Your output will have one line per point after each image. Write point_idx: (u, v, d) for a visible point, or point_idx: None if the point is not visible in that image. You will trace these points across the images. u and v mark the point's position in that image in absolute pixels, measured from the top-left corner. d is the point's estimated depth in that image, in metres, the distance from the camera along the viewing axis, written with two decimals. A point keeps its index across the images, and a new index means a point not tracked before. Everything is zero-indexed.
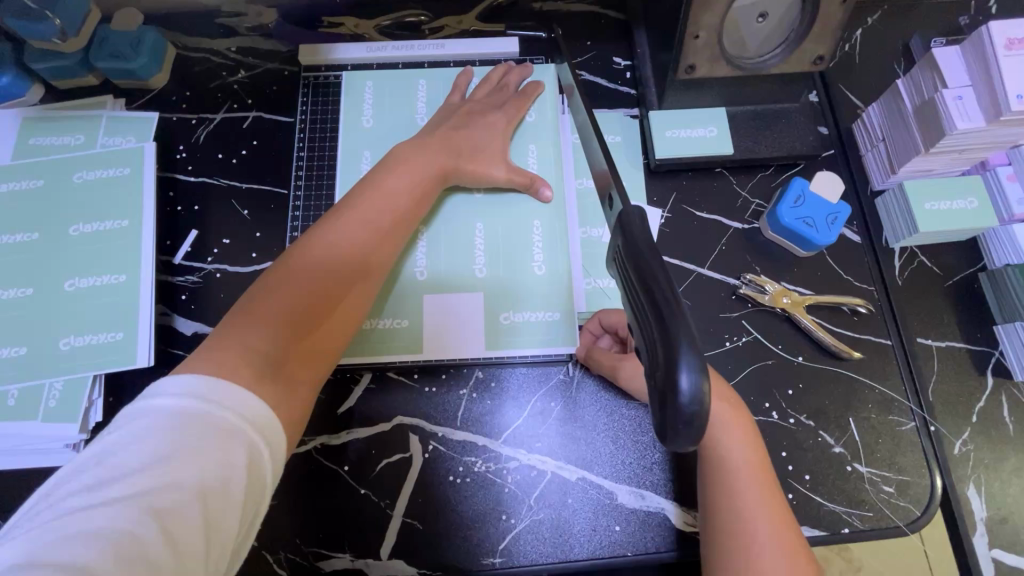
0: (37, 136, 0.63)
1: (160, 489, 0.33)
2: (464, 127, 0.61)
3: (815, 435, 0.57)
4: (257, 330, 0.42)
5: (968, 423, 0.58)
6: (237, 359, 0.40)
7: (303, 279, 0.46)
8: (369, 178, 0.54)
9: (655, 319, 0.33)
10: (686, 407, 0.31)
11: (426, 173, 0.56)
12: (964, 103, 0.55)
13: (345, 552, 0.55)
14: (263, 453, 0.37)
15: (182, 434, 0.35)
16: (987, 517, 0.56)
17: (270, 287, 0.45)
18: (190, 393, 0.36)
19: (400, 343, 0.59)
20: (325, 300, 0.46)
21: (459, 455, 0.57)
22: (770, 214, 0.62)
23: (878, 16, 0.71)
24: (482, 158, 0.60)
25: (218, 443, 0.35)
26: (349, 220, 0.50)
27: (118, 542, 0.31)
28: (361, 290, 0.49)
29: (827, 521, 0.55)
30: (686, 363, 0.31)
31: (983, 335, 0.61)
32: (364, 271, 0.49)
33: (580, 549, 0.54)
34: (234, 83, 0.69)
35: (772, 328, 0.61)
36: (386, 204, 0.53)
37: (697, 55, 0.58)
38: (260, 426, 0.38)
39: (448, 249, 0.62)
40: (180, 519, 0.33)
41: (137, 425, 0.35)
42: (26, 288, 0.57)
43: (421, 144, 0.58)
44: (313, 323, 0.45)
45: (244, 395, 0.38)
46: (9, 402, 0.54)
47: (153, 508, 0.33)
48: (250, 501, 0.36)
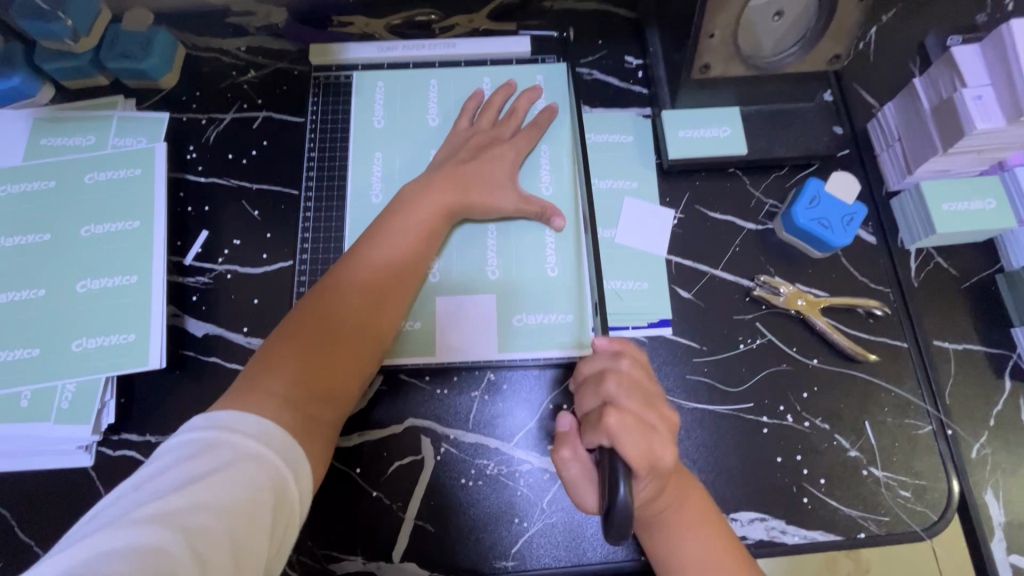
0: (47, 137, 0.62)
1: (192, 512, 0.35)
2: (471, 161, 0.60)
3: (830, 438, 0.57)
4: (281, 373, 0.45)
5: (986, 426, 0.58)
6: (263, 398, 0.43)
7: (320, 321, 0.49)
8: (380, 217, 0.56)
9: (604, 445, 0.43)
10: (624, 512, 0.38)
11: (434, 206, 0.56)
12: (984, 103, 0.54)
13: (357, 555, 0.54)
14: (289, 482, 0.40)
15: (214, 461, 0.38)
16: (1005, 521, 0.56)
17: (299, 322, 0.49)
18: (222, 424, 0.40)
19: (412, 347, 0.58)
20: (343, 340, 0.49)
21: (471, 458, 0.57)
22: (785, 215, 0.61)
23: (893, 14, 0.71)
24: (489, 189, 0.59)
25: (247, 470, 0.38)
26: (371, 256, 0.53)
27: (149, 559, 0.33)
28: (384, 323, 0.52)
29: (842, 525, 0.55)
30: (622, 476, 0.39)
31: (1000, 337, 0.60)
32: (379, 310, 0.52)
33: (593, 553, 0.54)
34: (244, 83, 0.69)
35: (786, 330, 0.60)
36: (397, 242, 0.54)
37: (712, 55, 0.58)
38: (286, 454, 0.40)
39: (458, 269, 0.61)
40: (210, 540, 0.35)
41: (175, 454, 0.38)
42: (38, 290, 0.57)
43: (428, 183, 0.58)
44: (333, 363, 0.48)
45: (271, 427, 0.41)
46: (21, 403, 0.53)
47: (185, 529, 0.34)
48: (277, 528, 0.38)
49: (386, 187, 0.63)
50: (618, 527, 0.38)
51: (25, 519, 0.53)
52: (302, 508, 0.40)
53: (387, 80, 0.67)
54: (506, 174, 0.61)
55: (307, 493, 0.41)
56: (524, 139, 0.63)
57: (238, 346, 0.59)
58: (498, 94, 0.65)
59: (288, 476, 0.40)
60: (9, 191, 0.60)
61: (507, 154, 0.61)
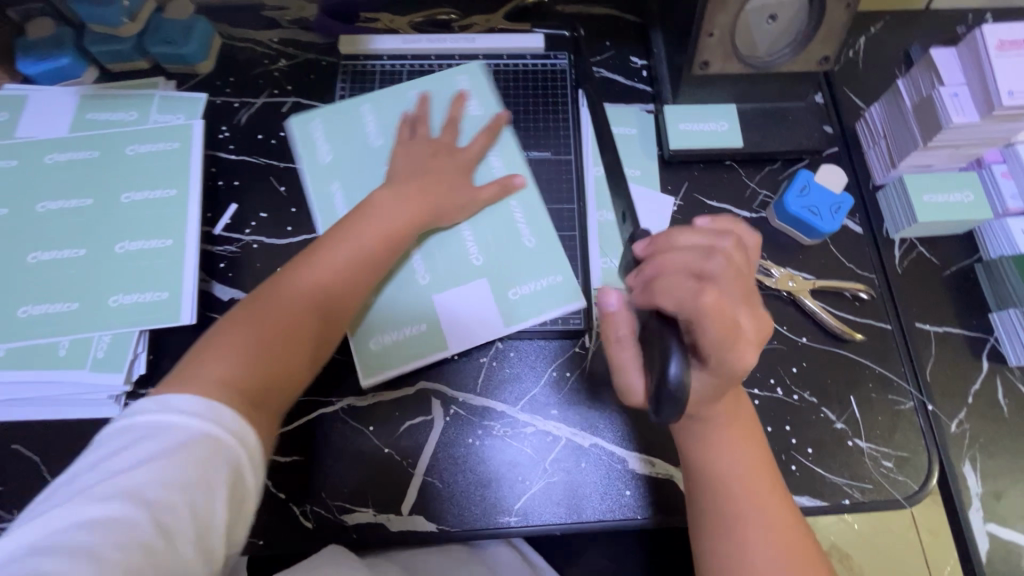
0: (93, 112, 0.67)
1: (148, 487, 0.37)
2: (437, 169, 0.63)
3: (817, 411, 0.60)
4: (226, 362, 0.46)
5: (964, 404, 0.61)
6: (202, 383, 0.44)
7: (275, 317, 0.50)
8: (336, 227, 0.58)
9: (655, 339, 0.44)
10: (676, 388, 0.39)
11: (400, 216, 0.59)
12: (959, 100, 0.59)
13: (368, 507, 0.57)
14: (241, 461, 0.40)
15: (167, 441, 0.39)
16: (982, 493, 0.59)
17: (242, 322, 0.50)
18: (169, 407, 0.40)
19: (421, 348, 0.61)
20: (294, 336, 0.51)
21: (478, 419, 0.60)
22: (777, 204, 0.66)
23: (881, 25, 0.76)
24: (456, 198, 0.62)
25: (200, 449, 0.39)
26: (322, 260, 0.55)
27: (112, 530, 0.35)
28: (326, 325, 0.53)
29: (829, 492, 0.58)
30: (679, 356, 0.41)
31: (978, 321, 0.64)
32: (333, 312, 0.54)
33: (592, 511, 0.57)
34: (275, 71, 0.74)
35: (777, 310, 0.64)
36: (351, 247, 0.56)
37: (711, 52, 0.63)
38: (239, 434, 0.41)
39: (437, 269, 0.63)
40: (169, 512, 0.37)
41: (125, 436, 0.39)
42: (79, 250, 0.61)
43: (396, 192, 0.60)
44: (281, 357, 0.49)
45: (215, 406, 0.41)
46: (60, 351, 0.57)
47: (145, 502, 0.36)
48: (235, 500, 0.40)
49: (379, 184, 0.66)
50: (670, 404, 0.39)
51: (56, 463, 0.56)
52: (256, 486, 0.42)
53: (381, 85, 0.70)
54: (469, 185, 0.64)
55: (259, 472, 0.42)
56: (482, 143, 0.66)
57: None
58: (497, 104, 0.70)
59: (242, 456, 0.41)
60: (56, 159, 0.64)
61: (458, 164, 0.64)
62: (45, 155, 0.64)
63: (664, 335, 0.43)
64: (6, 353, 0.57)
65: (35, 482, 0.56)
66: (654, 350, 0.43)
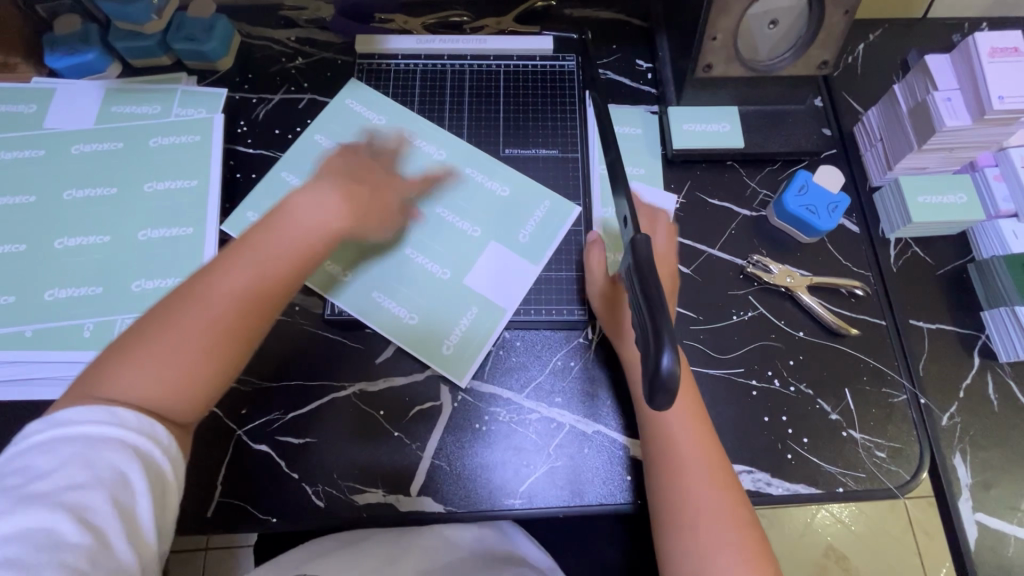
0: (117, 105, 0.70)
1: (65, 491, 0.39)
2: (367, 181, 0.61)
3: (813, 402, 0.62)
4: (135, 373, 0.45)
5: (956, 398, 0.63)
6: (110, 397, 0.44)
7: (186, 320, 0.48)
8: (262, 226, 0.54)
9: (648, 326, 0.37)
10: (670, 380, 0.35)
11: (319, 219, 0.55)
12: (953, 104, 0.61)
13: (378, 488, 0.59)
14: (148, 450, 0.43)
15: (71, 447, 0.41)
16: (972, 484, 0.61)
17: (153, 328, 0.47)
18: (61, 420, 0.42)
19: (473, 339, 0.63)
20: (199, 341, 0.47)
21: (485, 405, 0.62)
22: (777, 203, 0.68)
23: (879, 33, 0.79)
24: (380, 211, 0.62)
25: (100, 449, 0.41)
26: (240, 262, 0.51)
27: (39, 538, 0.37)
28: (248, 333, 0.50)
29: (823, 480, 0.60)
30: (670, 347, 0.35)
31: (971, 319, 0.66)
32: (244, 313, 0.50)
33: (593, 495, 0.59)
34: (293, 68, 0.76)
35: (775, 305, 0.66)
36: (271, 251, 0.53)
37: (714, 55, 0.66)
38: (146, 432, 0.43)
39: (423, 275, 0.65)
40: (90, 509, 0.39)
41: (23, 452, 0.41)
42: (103, 236, 0.63)
43: (324, 194, 0.57)
44: (192, 364, 0.47)
45: (121, 415, 0.43)
46: (84, 333, 0.59)
47: (65, 506, 0.39)
48: (156, 490, 0.42)
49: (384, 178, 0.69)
50: (664, 397, 0.35)
51: None
52: (175, 476, 0.45)
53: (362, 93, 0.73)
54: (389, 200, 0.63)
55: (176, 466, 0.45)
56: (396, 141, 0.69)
57: None
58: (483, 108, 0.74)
59: (146, 445, 0.43)
60: (81, 150, 0.67)
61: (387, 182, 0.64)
62: (72, 146, 0.67)
63: (654, 322, 0.37)
64: (33, 334, 0.59)
65: None
66: (647, 344, 0.37)
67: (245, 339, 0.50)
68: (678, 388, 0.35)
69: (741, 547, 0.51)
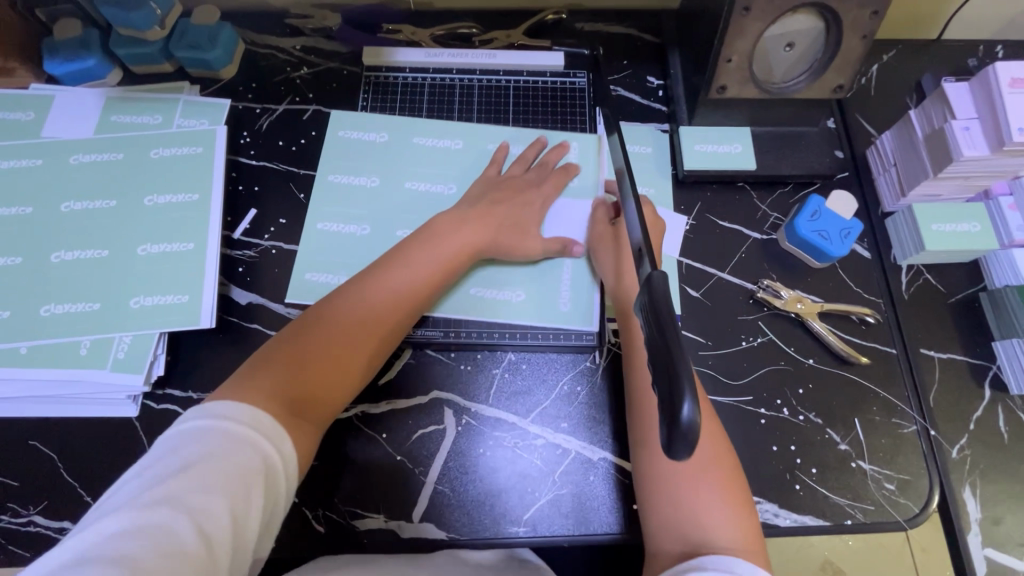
0: (117, 114, 0.68)
1: (191, 492, 0.39)
2: (501, 203, 0.65)
3: (823, 432, 0.61)
4: (280, 371, 0.48)
5: (966, 429, 0.62)
6: (257, 391, 0.46)
7: (333, 325, 0.53)
8: (402, 246, 0.60)
9: (663, 368, 0.36)
10: (691, 431, 0.33)
11: (458, 241, 0.61)
12: (971, 134, 0.61)
13: (379, 513, 0.58)
14: (274, 463, 0.43)
15: (207, 447, 0.41)
16: (981, 518, 0.60)
17: (305, 330, 0.52)
18: (210, 414, 0.43)
19: (510, 313, 0.64)
20: (343, 348, 0.52)
21: (490, 430, 0.61)
22: (788, 227, 0.67)
23: (893, 54, 0.78)
24: (519, 232, 0.64)
25: (235, 452, 0.41)
26: (384, 277, 0.57)
27: (154, 537, 0.36)
28: (381, 343, 0.55)
29: (832, 512, 0.59)
30: (689, 395, 0.34)
31: (982, 349, 0.65)
32: (380, 327, 0.54)
33: (599, 524, 0.58)
34: (297, 79, 0.75)
35: (785, 331, 0.65)
36: (411, 268, 0.58)
37: (728, 77, 0.64)
38: (276, 440, 0.44)
39: (539, 281, 0.66)
40: (208, 516, 0.38)
41: (166, 444, 0.41)
42: (101, 251, 0.62)
43: (458, 219, 0.62)
44: (331, 363, 0.51)
45: (257, 415, 0.44)
46: (81, 351, 0.58)
47: (188, 508, 0.38)
48: (268, 502, 0.42)
49: (419, 188, 0.68)
50: (682, 447, 0.34)
51: (71, 461, 0.57)
52: (288, 491, 0.44)
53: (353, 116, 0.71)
54: (532, 218, 0.65)
55: (291, 478, 0.44)
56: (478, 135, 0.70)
57: (279, 315, 0.63)
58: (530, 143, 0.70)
59: (272, 456, 0.43)
60: (80, 160, 0.65)
61: (537, 199, 0.66)
62: (71, 156, 0.65)
63: (670, 364, 0.36)
64: (28, 351, 0.58)
65: (50, 479, 0.57)
66: (662, 386, 0.36)
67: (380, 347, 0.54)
68: (699, 438, 0.33)
69: (722, 490, 0.49)
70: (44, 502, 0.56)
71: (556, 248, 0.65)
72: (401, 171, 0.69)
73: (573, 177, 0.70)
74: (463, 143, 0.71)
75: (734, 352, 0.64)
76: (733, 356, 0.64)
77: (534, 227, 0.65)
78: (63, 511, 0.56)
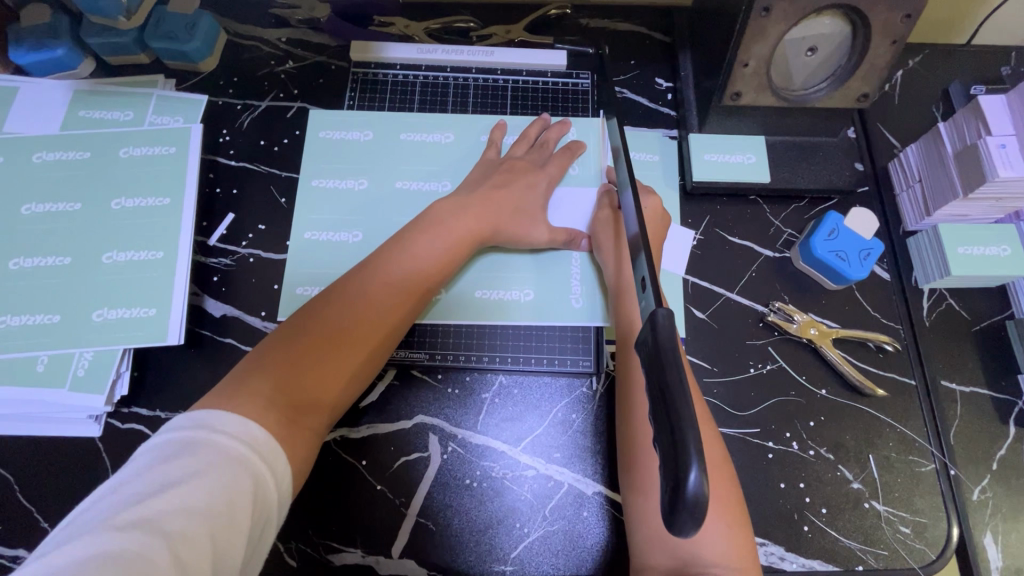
0: (86, 109, 0.64)
1: (170, 514, 0.33)
2: (504, 186, 0.60)
3: (834, 469, 0.57)
4: (272, 374, 0.44)
5: (989, 470, 0.58)
6: (245, 396, 0.41)
7: (331, 318, 0.48)
8: (404, 230, 0.55)
9: (666, 424, 0.32)
10: (697, 506, 0.29)
11: (464, 227, 0.56)
12: (1007, 152, 0.56)
13: (357, 547, 0.54)
14: (269, 483, 0.38)
15: (192, 460, 0.36)
16: (1003, 567, 0.56)
17: (301, 324, 0.48)
18: (201, 423, 0.38)
19: (512, 312, 0.61)
20: (344, 344, 0.48)
21: (477, 460, 0.57)
22: (803, 245, 0.62)
23: (920, 60, 0.72)
24: (523, 218, 0.60)
25: (228, 469, 0.36)
26: (385, 265, 0.52)
27: (127, 566, 0.30)
28: (384, 336, 0.50)
29: (842, 557, 0.55)
30: (697, 460, 0.30)
31: (1007, 383, 0.61)
32: (384, 322, 0.50)
33: (592, 565, 0.54)
34: (282, 73, 0.70)
35: (797, 358, 0.61)
36: (414, 254, 0.53)
37: (744, 83, 0.60)
38: (269, 456, 0.39)
39: (542, 273, 0.62)
40: (192, 543, 0.33)
41: (148, 456, 0.36)
42: (64, 257, 0.58)
43: (461, 204, 0.58)
44: (329, 361, 0.46)
45: (246, 425, 0.39)
46: (38, 367, 0.54)
47: (165, 532, 0.33)
48: (256, 528, 0.36)
49: (409, 188, 0.63)
50: (686, 521, 0.30)
51: (27, 485, 0.53)
52: (279, 513, 0.39)
53: (338, 113, 0.67)
54: (536, 203, 0.61)
55: (284, 496, 0.39)
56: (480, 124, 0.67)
57: (254, 330, 0.59)
58: (529, 126, 0.67)
59: (267, 474, 0.38)
60: (43, 159, 0.61)
61: (541, 182, 0.62)
62: (33, 154, 0.61)
63: (675, 421, 0.31)
64: None
65: (3, 504, 0.53)
66: (666, 445, 0.32)
67: (382, 341, 0.50)
68: (705, 513, 0.29)
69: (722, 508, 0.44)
70: None
71: (562, 240, 0.61)
72: (389, 175, 0.64)
73: (574, 162, 0.65)
74: (455, 136, 0.66)
75: (741, 378, 0.60)
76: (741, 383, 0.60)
77: (539, 215, 0.61)
78: (17, 539, 0.52)
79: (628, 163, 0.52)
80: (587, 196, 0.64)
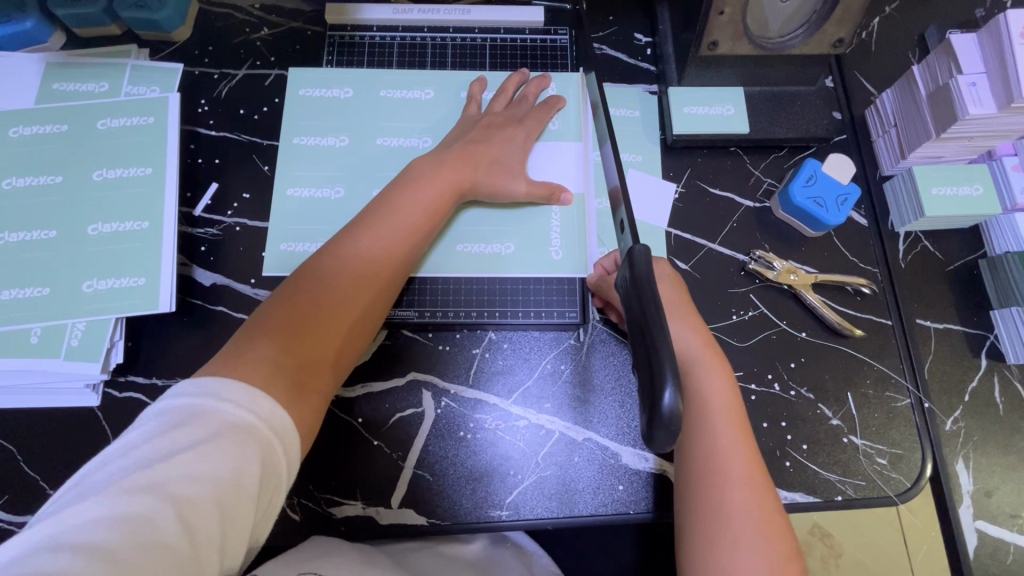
0: (60, 82, 0.64)
1: (179, 480, 0.35)
2: (482, 142, 0.60)
3: (814, 407, 0.60)
4: (271, 344, 0.44)
5: (961, 401, 0.61)
6: (248, 364, 0.42)
7: (325, 287, 0.49)
8: (387, 192, 0.55)
9: (644, 351, 0.35)
10: (672, 420, 0.32)
11: (445, 183, 0.56)
12: (978, 90, 0.57)
13: (357, 500, 0.56)
14: (278, 453, 0.39)
15: (199, 430, 0.37)
16: (973, 490, 0.59)
17: (293, 295, 0.48)
18: (206, 392, 0.38)
19: (496, 265, 0.62)
20: (339, 311, 0.48)
21: (470, 412, 0.59)
22: (783, 193, 0.63)
23: (896, 5, 0.73)
24: (502, 172, 0.60)
25: (236, 439, 0.37)
26: (372, 229, 0.52)
27: (136, 529, 0.32)
28: (376, 298, 0.51)
29: (822, 488, 0.57)
30: (672, 381, 0.32)
31: (980, 319, 0.63)
32: (377, 285, 0.51)
33: (585, 506, 0.56)
34: (257, 40, 0.69)
35: (777, 304, 0.62)
36: (401, 217, 0.53)
37: (720, 32, 0.60)
38: (276, 426, 0.39)
39: (524, 226, 0.63)
40: (199, 509, 0.34)
41: (156, 422, 0.37)
42: (49, 231, 0.58)
43: (438, 162, 0.58)
44: (325, 327, 0.47)
45: (251, 391, 0.40)
46: (32, 339, 0.55)
47: (174, 497, 0.34)
48: (262, 496, 0.38)
49: (390, 145, 0.64)
50: (662, 435, 0.32)
51: (30, 454, 0.54)
52: (288, 481, 0.40)
53: (315, 73, 0.66)
54: (516, 158, 0.62)
55: (294, 463, 0.40)
56: (459, 83, 0.67)
57: (245, 296, 0.60)
58: (506, 81, 0.66)
59: (275, 444, 0.39)
60: (20, 133, 0.61)
61: (520, 136, 0.63)
62: (9, 129, 0.61)
63: (651, 351, 0.34)
64: None
65: (8, 472, 0.54)
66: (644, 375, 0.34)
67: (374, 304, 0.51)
68: (680, 427, 0.32)
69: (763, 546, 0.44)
70: (4, 496, 0.53)
71: (542, 195, 0.61)
72: (371, 136, 0.64)
73: (552, 117, 0.66)
74: (435, 93, 0.66)
75: (724, 325, 0.62)
76: (724, 330, 0.61)
77: (519, 168, 0.61)
78: (23, 506, 0.53)
79: (606, 111, 0.52)
80: (568, 150, 0.65)
